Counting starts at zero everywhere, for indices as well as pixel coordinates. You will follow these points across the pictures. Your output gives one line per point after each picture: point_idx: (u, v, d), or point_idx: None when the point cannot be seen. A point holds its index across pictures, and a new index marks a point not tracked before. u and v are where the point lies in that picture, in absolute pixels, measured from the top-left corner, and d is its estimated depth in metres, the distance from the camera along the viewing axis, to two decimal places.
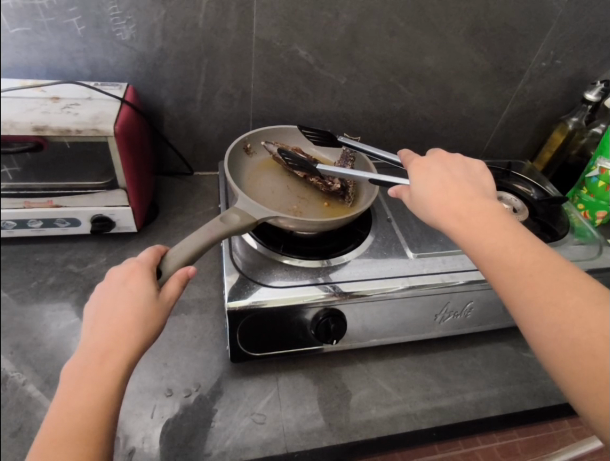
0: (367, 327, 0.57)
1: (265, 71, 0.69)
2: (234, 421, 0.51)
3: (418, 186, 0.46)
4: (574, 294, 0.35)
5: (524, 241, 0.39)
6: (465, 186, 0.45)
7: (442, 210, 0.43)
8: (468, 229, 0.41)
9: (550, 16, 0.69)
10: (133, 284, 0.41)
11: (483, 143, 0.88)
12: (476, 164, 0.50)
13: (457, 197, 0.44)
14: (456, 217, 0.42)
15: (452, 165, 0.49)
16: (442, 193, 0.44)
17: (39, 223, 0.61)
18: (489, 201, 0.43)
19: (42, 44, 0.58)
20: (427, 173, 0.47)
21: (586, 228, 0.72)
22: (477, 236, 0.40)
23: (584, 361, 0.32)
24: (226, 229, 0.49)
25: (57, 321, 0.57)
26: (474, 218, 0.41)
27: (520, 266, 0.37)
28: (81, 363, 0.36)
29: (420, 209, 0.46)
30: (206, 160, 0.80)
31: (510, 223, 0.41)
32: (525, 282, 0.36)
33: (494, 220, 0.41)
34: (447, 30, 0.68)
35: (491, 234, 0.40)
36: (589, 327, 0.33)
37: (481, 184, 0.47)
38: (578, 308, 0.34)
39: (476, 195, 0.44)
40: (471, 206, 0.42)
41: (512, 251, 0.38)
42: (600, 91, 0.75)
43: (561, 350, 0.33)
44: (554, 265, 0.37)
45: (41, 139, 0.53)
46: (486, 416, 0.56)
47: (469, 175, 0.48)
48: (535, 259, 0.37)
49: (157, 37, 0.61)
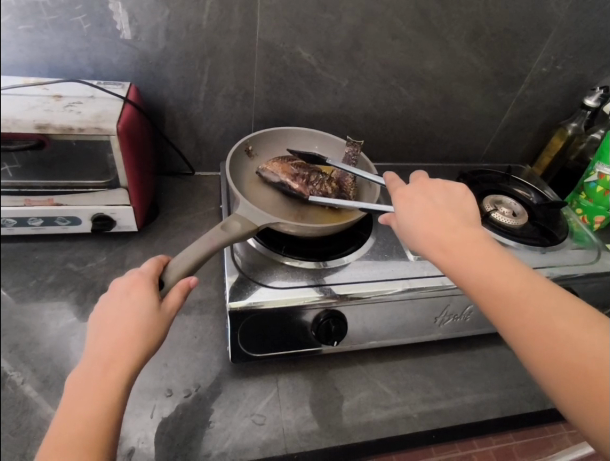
0: (368, 329, 0.57)
1: (268, 73, 0.69)
2: (234, 423, 0.51)
3: (401, 215, 0.45)
4: (563, 319, 0.35)
5: (510, 269, 0.39)
6: (448, 215, 0.43)
7: (427, 242, 0.42)
8: (456, 262, 0.40)
9: (551, 23, 0.70)
10: (135, 295, 0.41)
11: (483, 147, 0.88)
12: (457, 186, 0.47)
13: (442, 228, 0.42)
14: (441, 249, 0.41)
15: (432, 190, 0.46)
16: (426, 224, 0.42)
17: (39, 221, 0.60)
18: (473, 230, 0.42)
19: (45, 43, 0.58)
20: (411, 202, 0.45)
21: (585, 233, 0.72)
22: (466, 268, 0.39)
23: (581, 385, 0.33)
24: (227, 238, 0.49)
25: (56, 320, 0.57)
26: (459, 250, 0.40)
27: (509, 295, 0.37)
28: (84, 373, 0.36)
29: (406, 239, 0.44)
30: (207, 160, 0.80)
31: (495, 252, 0.40)
32: (516, 310, 0.36)
33: (479, 251, 0.40)
34: (449, 35, 0.69)
35: (479, 265, 0.39)
36: (581, 351, 0.34)
37: (464, 209, 0.45)
38: (570, 333, 0.35)
39: (460, 225, 0.42)
40: (456, 238, 0.41)
41: (500, 280, 0.38)
42: (600, 97, 0.75)
43: (559, 377, 0.34)
44: (542, 291, 0.37)
45: (44, 137, 0.53)
46: (484, 419, 0.57)
47: (451, 201, 0.45)
48: (523, 287, 0.38)
49: (161, 37, 0.61)
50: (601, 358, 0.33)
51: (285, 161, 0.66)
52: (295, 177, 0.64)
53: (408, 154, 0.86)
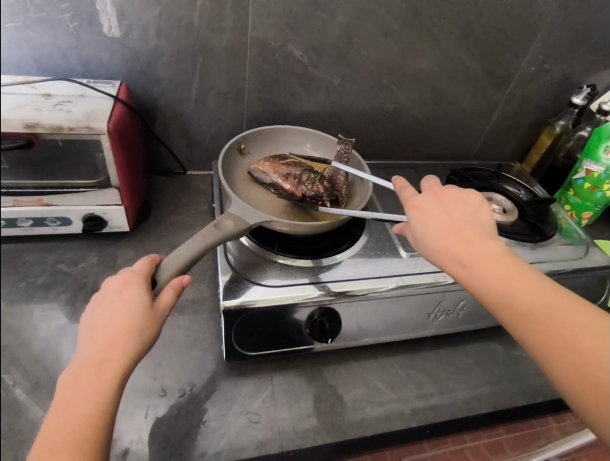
0: (362, 326, 0.57)
1: (260, 71, 0.69)
2: (229, 421, 0.51)
3: (416, 229, 0.44)
4: (584, 332, 0.35)
5: (531, 283, 0.39)
6: (465, 228, 0.43)
7: (445, 257, 0.42)
8: (474, 276, 0.40)
9: (539, 22, 0.71)
10: (128, 294, 0.40)
11: (474, 145, 0.89)
12: (472, 195, 0.47)
13: (458, 242, 0.42)
14: (459, 264, 0.41)
15: (447, 201, 0.46)
16: (443, 239, 0.42)
17: (29, 221, 0.59)
18: (491, 243, 0.42)
19: (34, 40, 0.57)
20: (425, 213, 0.45)
21: (573, 229, 0.73)
22: (485, 283, 0.39)
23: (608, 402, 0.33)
24: (220, 237, 0.49)
25: (47, 321, 0.56)
26: (479, 264, 0.40)
27: (530, 310, 0.37)
28: (76, 372, 0.36)
29: (421, 252, 0.44)
30: (198, 159, 0.79)
31: (515, 266, 0.40)
32: (538, 326, 0.36)
33: (499, 265, 0.40)
34: (440, 33, 0.69)
35: (499, 280, 0.39)
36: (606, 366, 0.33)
37: (480, 220, 0.45)
38: (596, 348, 0.34)
39: (479, 238, 0.42)
40: (473, 252, 0.41)
41: (521, 295, 0.38)
42: (587, 95, 0.77)
43: (585, 393, 0.33)
44: (562, 304, 0.37)
45: (33, 137, 0.52)
46: (476, 413, 0.57)
47: (467, 211, 0.45)
48: (544, 300, 0.37)
49: (152, 35, 0.61)
50: None
51: (276, 160, 0.66)
52: (286, 177, 0.64)
53: (399, 152, 0.87)
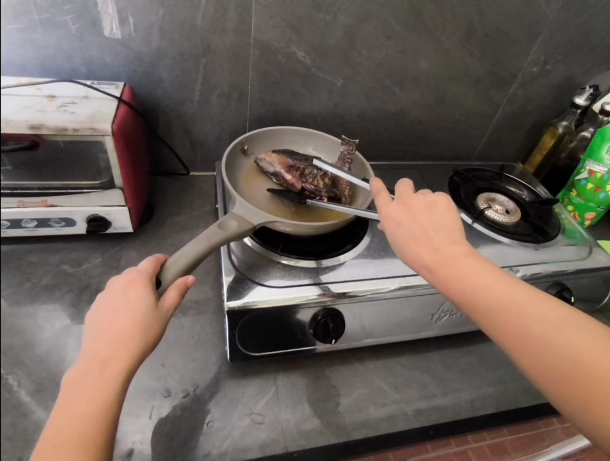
0: (365, 327, 0.57)
1: (262, 72, 0.69)
2: (233, 422, 0.51)
3: (391, 239, 0.45)
4: (549, 329, 0.35)
5: (498, 284, 0.38)
6: (433, 235, 0.43)
7: (414, 265, 0.43)
8: (442, 282, 0.41)
9: (541, 22, 0.71)
10: (133, 294, 0.41)
11: (476, 146, 0.89)
12: (441, 197, 0.46)
13: (425, 248, 0.42)
14: (429, 273, 0.42)
15: (416, 206, 0.46)
16: (411, 247, 0.43)
17: (33, 223, 0.59)
18: (458, 246, 0.42)
19: (38, 42, 0.58)
20: (392, 221, 0.45)
21: (577, 230, 0.73)
22: (452, 289, 0.40)
23: (581, 400, 0.32)
24: (223, 237, 0.49)
25: (51, 322, 0.56)
26: (445, 270, 0.41)
27: (498, 312, 0.37)
28: (81, 371, 0.36)
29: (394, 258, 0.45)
30: (201, 160, 0.80)
31: (482, 268, 0.40)
32: (505, 328, 0.36)
33: (466, 270, 0.40)
34: (442, 34, 0.70)
35: (465, 284, 0.39)
36: (575, 363, 0.33)
37: (450, 222, 0.44)
38: (565, 345, 0.34)
39: (447, 244, 0.42)
40: (440, 257, 0.41)
41: (487, 298, 0.38)
42: (589, 96, 0.77)
43: (559, 392, 0.33)
44: (528, 302, 0.37)
45: (37, 138, 0.52)
46: (480, 414, 0.57)
47: (436, 215, 0.45)
48: (508, 300, 0.37)
49: (155, 36, 0.61)
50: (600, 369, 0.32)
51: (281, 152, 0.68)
52: (289, 168, 0.66)
53: (402, 152, 0.87)
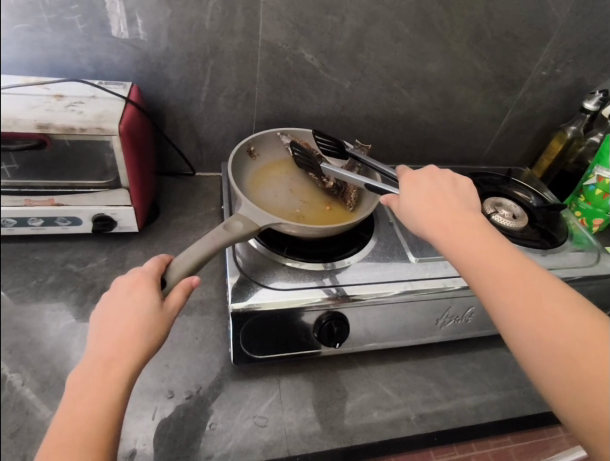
0: (370, 331, 0.57)
1: (270, 74, 0.69)
2: (236, 425, 0.51)
3: (407, 200, 0.47)
4: (547, 298, 0.37)
5: (504, 252, 0.40)
6: (452, 202, 0.46)
7: (426, 223, 0.44)
8: (451, 239, 0.42)
9: (551, 26, 0.70)
10: (138, 294, 0.41)
11: (483, 149, 0.89)
12: (464, 179, 0.50)
13: (442, 210, 0.45)
14: (439, 228, 0.43)
15: (440, 179, 0.49)
16: (428, 207, 0.45)
17: (40, 221, 0.59)
18: (473, 214, 0.44)
19: (47, 42, 0.58)
20: (415, 186, 0.48)
21: (584, 235, 0.73)
22: (460, 247, 0.41)
23: (564, 366, 0.34)
24: (229, 238, 0.48)
25: (56, 321, 0.56)
26: (456, 230, 0.43)
27: (499, 274, 0.39)
28: (85, 372, 0.36)
29: (405, 218, 0.47)
30: (207, 161, 0.80)
31: (492, 235, 0.42)
32: (511, 293, 0.37)
33: (478, 235, 0.42)
34: (451, 37, 0.69)
35: (473, 245, 0.41)
36: (564, 332, 0.35)
37: (468, 199, 0.48)
38: (558, 315, 0.36)
39: (463, 211, 0.45)
40: (454, 219, 0.44)
41: (492, 260, 0.40)
42: (599, 101, 0.76)
43: (544, 357, 0.35)
44: (530, 271, 0.39)
45: (44, 137, 0.53)
46: (484, 420, 0.57)
47: (457, 189, 0.48)
48: (518, 272, 0.39)
49: (163, 36, 0.61)
50: (588, 341, 0.34)
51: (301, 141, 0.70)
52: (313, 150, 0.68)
53: (408, 155, 0.86)
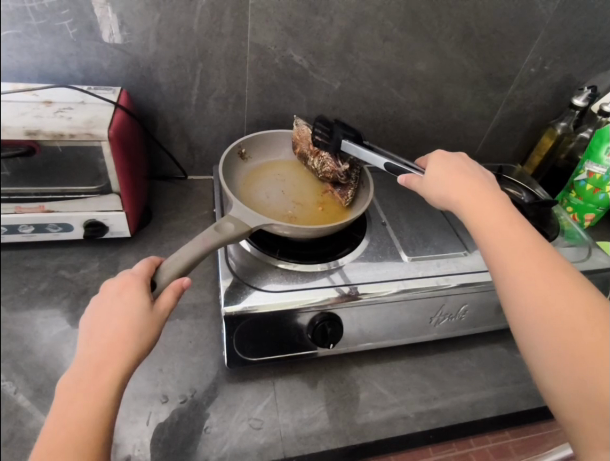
0: (364, 330, 0.57)
1: (259, 76, 0.69)
2: (232, 427, 0.50)
3: (436, 174, 0.50)
4: (556, 272, 0.38)
5: (523, 226, 0.42)
6: (478, 179, 0.49)
7: (452, 193, 0.47)
8: (474, 209, 0.45)
9: (538, 24, 0.71)
10: (127, 297, 0.41)
11: (475, 147, 0.89)
12: (491, 171, 0.54)
13: (469, 184, 0.48)
14: (466, 198, 0.46)
15: (470, 163, 0.52)
16: (456, 181, 0.48)
17: (30, 228, 0.58)
18: (498, 193, 0.47)
19: (34, 47, 0.58)
20: (446, 163, 0.51)
21: (576, 231, 0.73)
22: (482, 216, 0.44)
23: (561, 333, 0.35)
24: (221, 239, 0.48)
25: (48, 328, 0.56)
26: (481, 202, 0.45)
27: (515, 244, 0.41)
28: (76, 375, 0.36)
29: (431, 190, 0.50)
30: (199, 164, 0.80)
31: (514, 212, 0.44)
32: (523, 260, 0.39)
33: (500, 208, 0.44)
34: (439, 36, 0.69)
35: (495, 216, 0.43)
36: (567, 303, 0.36)
37: (494, 184, 0.51)
38: (564, 287, 0.37)
39: (488, 188, 0.48)
40: (479, 192, 0.46)
41: (510, 230, 0.42)
42: (587, 97, 0.77)
43: (543, 324, 0.36)
44: (544, 247, 0.41)
45: (33, 143, 0.52)
46: (480, 417, 0.57)
47: (485, 174, 0.51)
48: (534, 245, 0.41)
49: (152, 40, 0.61)
50: (588, 314, 0.36)
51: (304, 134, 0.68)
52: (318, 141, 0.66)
53: (400, 155, 0.86)
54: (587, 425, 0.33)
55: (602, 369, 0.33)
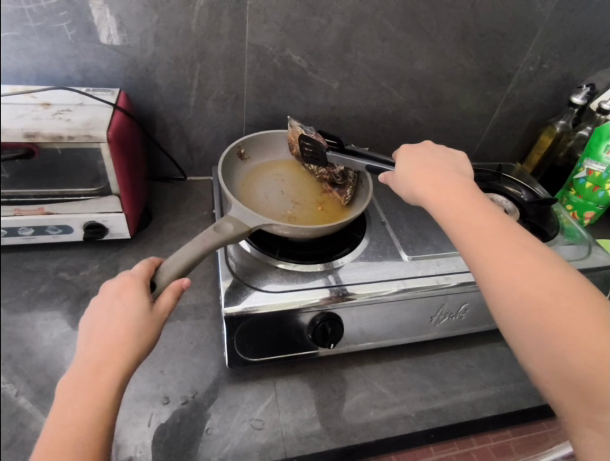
0: (364, 330, 0.57)
1: (258, 77, 0.69)
2: (233, 428, 0.50)
3: (400, 166, 0.51)
4: (519, 250, 0.39)
5: (484, 209, 0.43)
6: (441, 167, 0.49)
7: (415, 185, 0.48)
8: (436, 198, 0.45)
9: (537, 22, 0.71)
10: (127, 298, 0.40)
11: (474, 146, 0.89)
12: (458, 155, 0.54)
13: (432, 174, 0.48)
14: (428, 189, 0.46)
15: (434, 151, 0.53)
16: (418, 172, 0.49)
17: (30, 230, 0.59)
18: (460, 178, 0.47)
19: (32, 49, 0.57)
20: (409, 155, 0.52)
21: (576, 228, 0.73)
22: (444, 205, 0.44)
23: (529, 311, 0.35)
24: (219, 239, 0.48)
25: (49, 330, 0.56)
26: (442, 190, 0.45)
27: (476, 228, 0.41)
28: (76, 376, 0.36)
29: (397, 184, 0.50)
30: (198, 165, 0.80)
31: (476, 196, 0.45)
32: (486, 243, 0.40)
33: (461, 194, 0.45)
34: (438, 35, 0.69)
35: (455, 203, 0.44)
36: (531, 279, 0.36)
37: (458, 168, 0.51)
38: (527, 264, 0.37)
39: (451, 175, 0.48)
40: (441, 181, 0.47)
41: (472, 216, 0.42)
42: (586, 95, 0.76)
43: (510, 304, 0.36)
44: (506, 227, 0.41)
45: (33, 146, 0.52)
46: (481, 416, 0.57)
47: (450, 160, 0.52)
48: (497, 227, 0.41)
49: (150, 42, 0.61)
50: (553, 288, 0.36)
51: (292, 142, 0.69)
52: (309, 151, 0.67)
53: None
54: (573, 402, 0.33)
55: (581, 341, 0.33)
